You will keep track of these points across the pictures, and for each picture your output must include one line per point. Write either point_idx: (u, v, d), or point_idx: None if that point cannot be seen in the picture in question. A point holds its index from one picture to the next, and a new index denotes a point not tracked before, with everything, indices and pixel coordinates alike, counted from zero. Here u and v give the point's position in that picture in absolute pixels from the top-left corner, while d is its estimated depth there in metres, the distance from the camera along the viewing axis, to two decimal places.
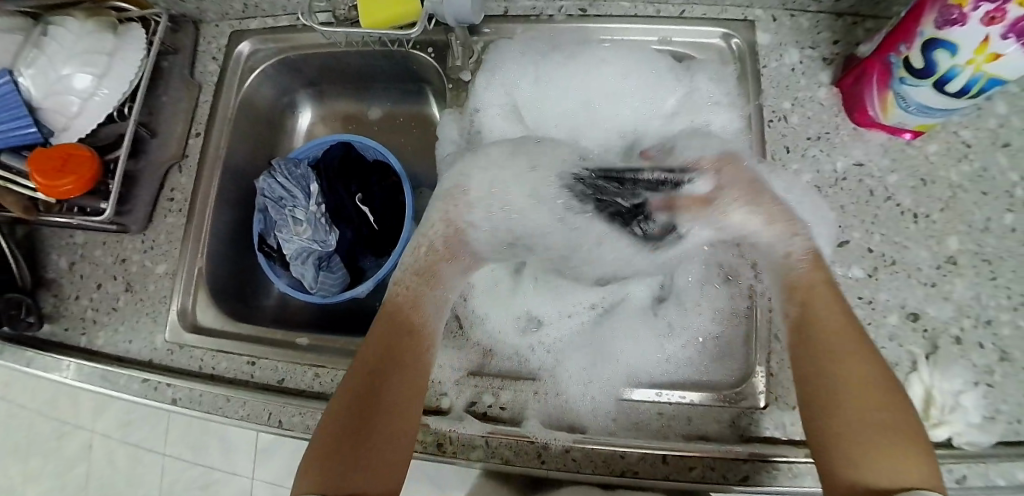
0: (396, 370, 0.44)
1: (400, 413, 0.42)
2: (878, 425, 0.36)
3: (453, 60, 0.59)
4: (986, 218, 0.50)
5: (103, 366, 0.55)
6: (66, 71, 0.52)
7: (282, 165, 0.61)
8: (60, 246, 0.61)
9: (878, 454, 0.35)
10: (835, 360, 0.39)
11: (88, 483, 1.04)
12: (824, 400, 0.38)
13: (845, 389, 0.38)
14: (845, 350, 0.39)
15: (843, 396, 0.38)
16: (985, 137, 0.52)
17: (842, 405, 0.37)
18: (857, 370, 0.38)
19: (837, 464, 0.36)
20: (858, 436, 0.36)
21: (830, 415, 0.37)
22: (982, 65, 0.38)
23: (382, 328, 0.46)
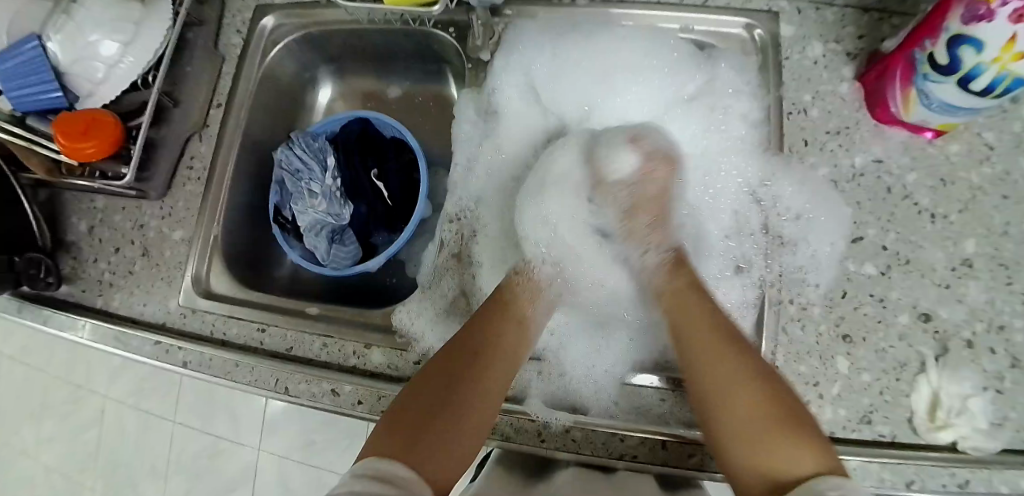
0: (490, 364, 0.46)
1: (478, 407, 0.43)
2: (761, 417, 0.39)
3: (474, 40, 0.58)
4: (1006, 222, 0.49)
5: (118, 327, 0.57)
6: (94, 38, 0.52)
7: (301, 138, 0.62)
8: (79, 210, 0.62)
9: (779, 453, 0.38)
10: (712, 359, 0.43)
11: (98, 446, 1.07)
12: (715, 398, 0.42)
13: (717, 385, 0.42)
14: (713, 354, 0.43)
15: (721, 396, 0.42)
16: (1009, 139, 0.50)
17: (730, 404, 0.41)
18: (733, 369, 0.42)
19: (743, 459, 0.39)
20: (752, 432, 0.39)
21: (724, 411, 0.41)
22: (1008, 63, 0.37)
23: (488, 319, 0.49)
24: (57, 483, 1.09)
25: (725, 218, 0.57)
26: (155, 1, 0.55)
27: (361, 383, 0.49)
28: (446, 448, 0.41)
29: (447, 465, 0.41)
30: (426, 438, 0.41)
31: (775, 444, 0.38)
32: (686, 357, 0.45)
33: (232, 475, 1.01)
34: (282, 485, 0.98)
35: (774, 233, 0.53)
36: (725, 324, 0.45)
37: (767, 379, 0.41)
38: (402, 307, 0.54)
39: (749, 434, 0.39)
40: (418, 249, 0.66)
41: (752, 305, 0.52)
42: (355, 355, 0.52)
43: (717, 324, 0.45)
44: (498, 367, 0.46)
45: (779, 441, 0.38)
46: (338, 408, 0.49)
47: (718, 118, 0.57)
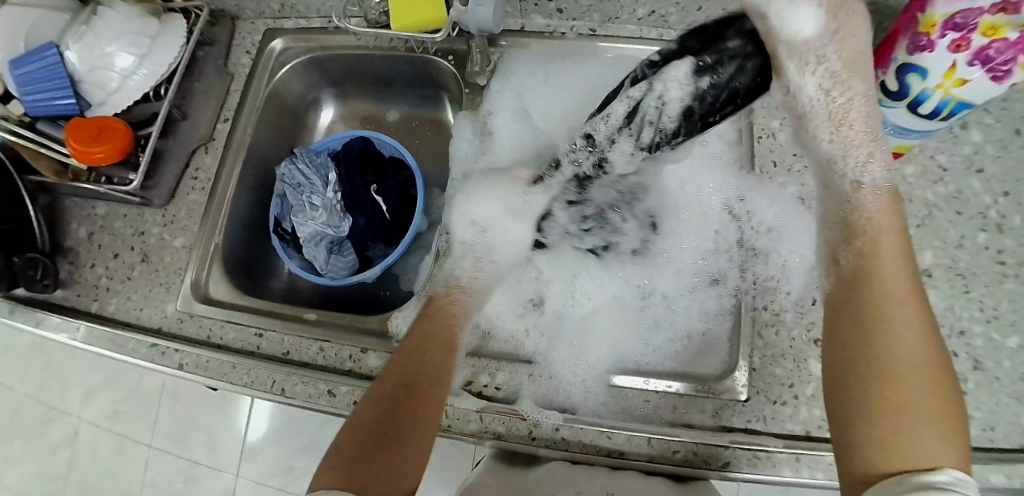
0: (430, 380, 0.46)
1: (422, 425, 0.43)
2: (933, 412, 0.33)
3: (472, 66, 0.63)
4: (960, 236, 0.52)
5: (112, 330, 0.57)
6: (110, 49, 0.55)
7: (304, 153, 0.65)
8: (80, 217, 0.63)
9: (910, 440, 0.32)
10: (904, 326, 0.36)
11: (70, 469, 1.03)
12: (877, 367, 0.36)
13: (895, 355, 0.36)
14: (905, 312, 0.37)
15: (891, 369, 0.35)
16: (959, 162, 0.54)
17: (908, 380, 0.34)
18: (916, 347, 0.36)
19: (869, 436, 0.34)
20: (911, 407, 0.34)
21: (891, 386, 0.35)
22: (949, 89, 0.42)
23: (420, 339, 0.49)
24: None
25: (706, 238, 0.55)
26: (172, 20, 0.59)
27: (356, 385, 0.51)
28: (399, 468, 0.41)
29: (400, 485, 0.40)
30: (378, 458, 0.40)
31: (920, 431, 0.33)
32: (852, 314, 0.39)
33: None
34: None
35: (751, 246, 0.54)
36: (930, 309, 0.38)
37: (945, 375, 0.35)
38: (399, 313, 0.56)
39: (905, 411, 0.33)
40: (412, 262, 0.68)
41: (728, 314, 0.53)
42: (350, 359, 0.53)
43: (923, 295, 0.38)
44: (433, 381, 0.46)
45: (919, 428, 0.33)
46: (332, 409, 0.50)
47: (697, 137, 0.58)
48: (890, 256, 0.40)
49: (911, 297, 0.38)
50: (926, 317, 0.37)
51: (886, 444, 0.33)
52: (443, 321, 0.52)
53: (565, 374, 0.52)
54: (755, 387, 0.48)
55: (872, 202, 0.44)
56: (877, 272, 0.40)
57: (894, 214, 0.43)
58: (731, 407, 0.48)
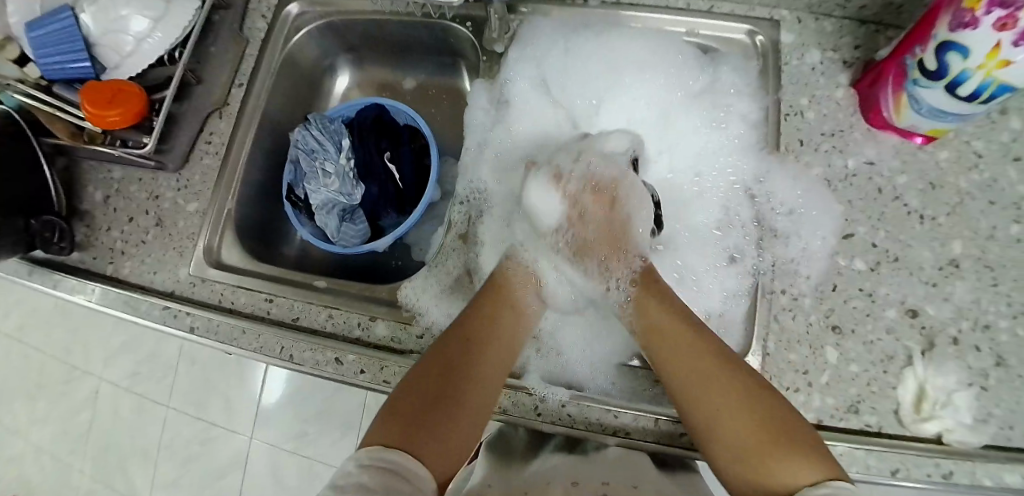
0: (483, 350, 0.46)
1: (475, 391, 0.44)
2: (759, 438, 0.38)
3: (490, 33, 0.61)
4: (993, 226, 0.49)
5: (127, 293, 0.58)
6: (125, 12, 0.54)
7: (318, 119, 0.64)
8: (97, 180, 0.63)
9: (762, 471, 0.36)
10: (701, 389, 0.42)
11: (91, 427, 1.06)
12: (700, 417, 0.41)
13: (703, 410, 0.41)
14: (680, 352, 0.44)
15: (712, 426, 0.40)
16: (997, 149, 0.51)
17: (725, 422, 0.40)
18: (725, 397, 0.40)
19: (740, 474, 0.38)
20: (725, 438, 0.39)
21: (714, 433, 0.40)
22: (991, 71, 0.39)
23: (480, 311, 0.49)
24: (46, 464, 1.09)
25: (714, 213, 0.56)
26: None
27: (364, 353, 0.51)
28: (453, 435, 0.41)
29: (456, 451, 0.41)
30: (437, 422, 0.40)
31: (776, 462, 0.36)
32: (665, 383, 0.45)
33: (222, 463, 1.00)
34: (272, 474, 0.97)
35: (767, 225, 0.53)
36: (722, 348, 0.44)
37: (758, 400, 0.39)
38: (409, 282, 0.56)
39: (752, 443, 0.38)
40: (424, 234, 0.68)
41: (745, 296, 0.52)
42: (359, 327, 0.53)
43: (717, 347, 0.44)
44: (490, 353, 0.47)
45: (775, 452, 0.36)
46: (340, 376, 0.51)
47: (719, 115, 0.57)
48: (669, 334, 0.46)
49: (690, 347, 0.44)
50: (717, 353, 0.42)
51: (751, 474, 0.37)
52: (511, 296, 0.52)
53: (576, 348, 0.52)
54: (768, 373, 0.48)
55: (632, 293, 0.51)
56: (664, 348, 0.45)
57: (653, 296, 0.49)
58: None
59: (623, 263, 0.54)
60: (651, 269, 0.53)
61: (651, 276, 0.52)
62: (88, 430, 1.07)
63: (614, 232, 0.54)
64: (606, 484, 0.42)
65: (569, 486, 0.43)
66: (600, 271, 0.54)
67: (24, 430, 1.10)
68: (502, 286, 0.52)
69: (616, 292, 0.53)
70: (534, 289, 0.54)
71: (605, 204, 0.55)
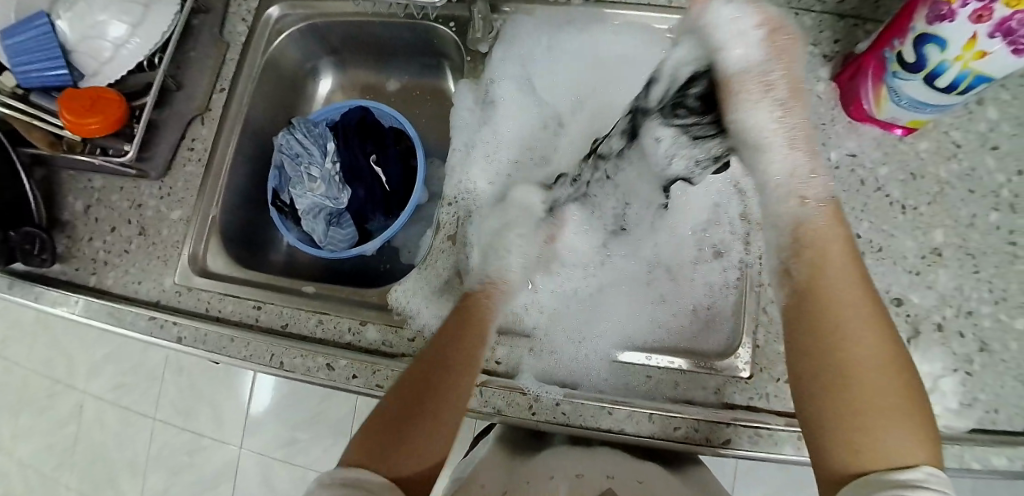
0: (452, 362, 0.45)
1: (447, 406, 0.43)
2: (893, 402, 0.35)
3: (474, 32, 0.60)
4: (972, 215, 0.50)
5: (111, 304, 0.56)
6: (102, 18, 0.54)
7: (302, 123, 0.64)
8: (76, 190, 0.62)
9: (878, 431, 0.34)
10: (848, 327, 0.37)
11: (77, 442, 1.04)
12: (837, 360, 0.36)
13: (857, 351, 0.36)
14: (848, 290, 0.38)
15: (849, 367, 0.36)
16: (974, 138, 0.52)
17: (869, 375, 0.35)
18: (874, 342, 0.36)
19: (844, 424, 0.35)
20: (871, 392, 0.35)
21: (848, 377, 0.36)
22: (969, 62, 0.40)
23: (447, 328, 0.48)
24: (33, 481, 1.06)
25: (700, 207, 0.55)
26: None
27: (355, 358, 0.50)
28: (421, 449, 0.40)
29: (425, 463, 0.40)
30: (401, 441, 0.40)
31: (880, 427, 0.34)
32: (801, 313, 0.39)
33: (212, 473, 0.98)
34: (264, 482, 0.96)
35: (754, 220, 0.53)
36: (876, 293, 0.39)
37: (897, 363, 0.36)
38: (399, 285, 0.55)
39: (872, 408, 0.34)
40: (412, 236, 0.67)
41: (732, 288, 0.52)
42: (350, 331, 0.53)
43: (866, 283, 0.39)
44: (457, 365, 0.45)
45: (902, 424, 0.34)
46: (331, 382, 0.50)
47: None
48: (843, 263, 0.40)
49: (858, 293, 0.38)
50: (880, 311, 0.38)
51: (853, 432, 0.34)
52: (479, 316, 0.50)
53: (565, 346, 0.52)
54: (759, 365, 0.48)
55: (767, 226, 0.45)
56: (826, 268, 0.40)
57: (836, 228, 0.42)
58: (734, 384, 0.47)
59: (813, 184, 0.44)
60: (837, 209, 0.43)
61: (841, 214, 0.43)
62: (74, 444, 1.04)
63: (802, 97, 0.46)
64: (609, 477, 0.44)
65: (572, 480, 0.44)
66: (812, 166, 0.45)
67: (8, 446, 1.08)
68: (474, 310, 0.50)
69: (814, 204, 0.43)
70: (500, 310, 0.52)
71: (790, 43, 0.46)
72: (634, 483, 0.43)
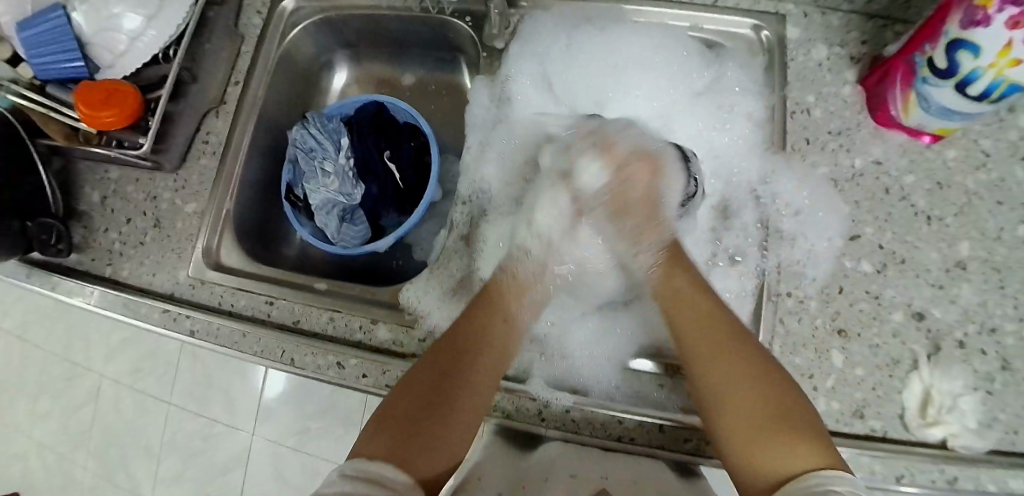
0: (474, 367, 0.46)
1: (469, 412, 0.44)
2: (775, 425, 0.38)
3: (490, 28, 0.59)
4: (1001, 228, 0.48)
5: (126, 295, 0.57)
6: (117, 10, 0.53)
7: (316, 118, 0.64)
8: (93, 181, 0.62)
9: (768, 455, 0.37)
10: (713, 360, 0.44)
11: (94, 424, 1.07)
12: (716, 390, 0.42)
13: (723, 384, 0.42)
14: (717, 334, 0.44)
15: (728, 396, 0.42)
16: (1005, 148, 0.50)
17: (738, 399, 0.41)
18: (737, 368, 0.42)
19: (741, 456, 0.39)
20: (751, 420, 0.40)
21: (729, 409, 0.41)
22: (1002, 69, 0.38)
23: (470, 326, 0.48)
24: (53, 460, 1.09)
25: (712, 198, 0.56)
26: None
27: (366, 358, 0.51)
28: (442, 451, 0.41)
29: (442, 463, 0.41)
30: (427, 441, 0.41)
31: (777, 448, 0.37)
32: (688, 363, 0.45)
33: (226, 458, 1.00)
34: (276, 469, 0.97)
35: (773, 225, 0.52)
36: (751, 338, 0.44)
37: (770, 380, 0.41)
38: (409, 285, 0.56)
39: (756, 435, 0.39)
40: (424, 233, 0.67)
41: (751, 296, 0.51)
42: (360, 330, 0.53)
43: (721, 312, 0.46)
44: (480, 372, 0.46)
45: (775, 443, 0.37)
46: (342, 381, 0.50)
47: (722, 115, 0.57)
48: (692, 301, 0.47)
49: (720, 332, 0.44)
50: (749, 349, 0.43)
51: (749, 463, 0.38)
52: (505, 313, 0.50)
53: (575, 352, 0.51)
54: None
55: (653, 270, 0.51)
56: (678, 311, 0.47)
57: (670, 270, 0.50)
58: None
59: (638, 243, 0.52)
60: (676, 249, 0.51)
61: (677, 256, 0.51)
62: (92, 426, 1.07)
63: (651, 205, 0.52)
64: (604, 479, 0.42)
65: (568, 480, 0.42)
66: (631, 236, 0.53)
67: (28, 426, 1.11)
68: (495, 302, 0.50)
69: (644, 260, 0.52)
70: (528, 298, 0.52)
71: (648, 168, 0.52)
72: (631, 483, 0.42)
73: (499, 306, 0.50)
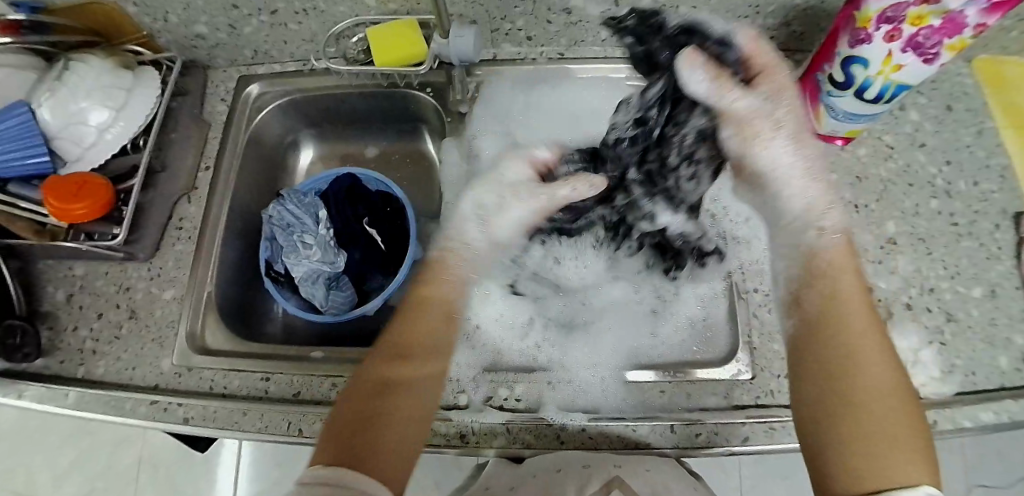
0: (414, 366, 0.43)
1: (417, 414, 0.42)
2: (899, 436, 0.34)
3: (454, 94, 0.65)
4: (915, 205, 0.57)
5: (109, 392, 0.53)
6: (84, 105, 0.54)
7: (292, 194, 0.65)
8: (56, 280, 0.60)
9: (879, 457, 0.33)
10: (856, 352, 0.37)
11: None
12: (847, 373, 0.37)
13: (864, 371, 0.37)
14: (857, 324, 0.39)
15: (855, 387, 0.36)
16: (903, 140, 0.60)
17: (870, 396, 0.36)
18: (877, 359, 0.37)
19: (842, 452, 0.35)
20: (877, 421, 0.35)
21: (864, 407, 0.35)
22: (889, 75, 0.47)
23: (408, 315, 0.46)
24: None
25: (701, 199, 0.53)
26: (145, 73, 0.59)
27: None
28: (396, 448, 0.39)
29: (404, 469, 0.40)
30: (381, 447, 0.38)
31: (892, 447, 0.34)
32: (815, 344, 0.39)
33: None
34: None
35: (729, 234, 0.59)
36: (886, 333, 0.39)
37: (899, 384, 0.37)
38: None
39: (881, 435, 0.34)
40: None
41: (720, 298, 0.57)
42: None
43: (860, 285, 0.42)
44: (424, 372, 0.43)
45: (894, 450, 0.33)
46: None
47: None
48: (849, 277, 0.42)
49: (868, 325, 0.39)
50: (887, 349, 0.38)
51: (855, 462, 0.34)
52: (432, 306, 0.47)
53: (578, 380, 0.53)
54: (758, 364, 0.52)
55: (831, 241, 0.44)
56: (841, 289, 0.41)
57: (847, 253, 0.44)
58: (741, 386, 0.51)
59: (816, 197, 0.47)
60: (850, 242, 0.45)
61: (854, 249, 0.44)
62: None
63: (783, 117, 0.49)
64: (617, 466, 0.45)
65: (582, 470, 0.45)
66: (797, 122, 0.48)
67: None
68: (425, 299, 0.47)
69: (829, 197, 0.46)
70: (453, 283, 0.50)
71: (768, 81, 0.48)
72: (645, 471, 0.45)
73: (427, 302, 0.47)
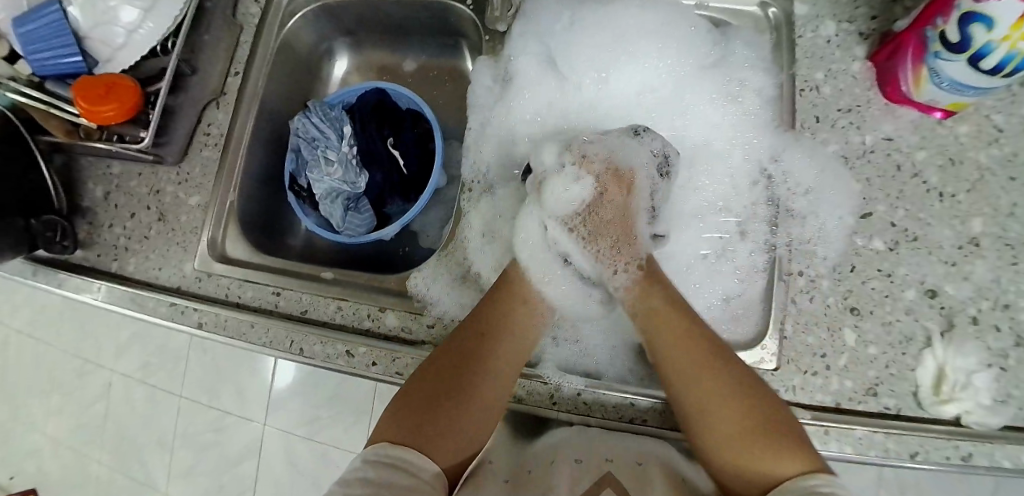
0: (488, 355, 0.46)
1: (487, 394, 0.45)
2: (754, 429, 0.39)
3: (493, 11, 0.59)
4: (1014, 203, 0.47)
5: (133, 289, 0.57)
6: (113, 3, 0.51)
7: (318, 107, 0.63)
8: (96, 176, 0.62)
9: (755, 455, 0.38)
10: (688, 380, 0.43)
11: (78, 437, 0.99)
12: (677, 367, 0.44)
13: (700, 388, 0.42)
14: (676, 343, 0.45)
15: (706, 406, 0.41)
16: (1018, 123, 0.49)
17: (718, 411, 0.41)
18: (714, 382, 0.42)
19: (717, 451, 0.40)
20: (726, 416, 0.40)
21: (696, 401, 0.42)
22: (1016, 42, 0.37)
23: (491, 308, 0.49)
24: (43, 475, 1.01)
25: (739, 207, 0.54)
26: None
27: (375, 346, 0.50)
28: (468, 435, 0.43)
29: (467, 446, 0.43)
30: (438, 429, 0.41)
31: (765, 450, 0.38)
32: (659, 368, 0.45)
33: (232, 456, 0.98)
34: None
35: (784, 205, 0.52)
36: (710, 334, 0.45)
37: (745, 389, 0.41)
38: (417, 272, 0.55)
39: (744, 435, 0.39)
40: (429, 220, 0.67)
41: (761, 272, 0.51)
42: (369, 317, 0.52)
43: (690, 319, 0.46)
44: (499, 358, 0.46)
45: (758, 442, 0.38)
46: (351, 369, 0.50)
47: (732, 90, 0.56)
48: (669, 319, 0.46)
49: (693, 346, 0.44)
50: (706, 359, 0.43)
51: (736, 459, 0.39)
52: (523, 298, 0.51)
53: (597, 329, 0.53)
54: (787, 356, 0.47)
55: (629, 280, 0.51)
56: (659, 330, 0.46)
57: (647, 288, 0.49)
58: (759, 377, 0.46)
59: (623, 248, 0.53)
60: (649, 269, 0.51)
61: (654, 275, 0.50)
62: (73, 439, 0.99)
63: (630, 224, 0.54)
64: (609, 461, 0.43)
65: (571, 465, 0.43)
66: (811, 149, 0.51)
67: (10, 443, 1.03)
68: (513, 291, 0.51)
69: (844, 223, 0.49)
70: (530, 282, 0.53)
71: (621, 189, 0.54)
72: (635, 466, 0.43)
73: (515, 297, 0.50)
